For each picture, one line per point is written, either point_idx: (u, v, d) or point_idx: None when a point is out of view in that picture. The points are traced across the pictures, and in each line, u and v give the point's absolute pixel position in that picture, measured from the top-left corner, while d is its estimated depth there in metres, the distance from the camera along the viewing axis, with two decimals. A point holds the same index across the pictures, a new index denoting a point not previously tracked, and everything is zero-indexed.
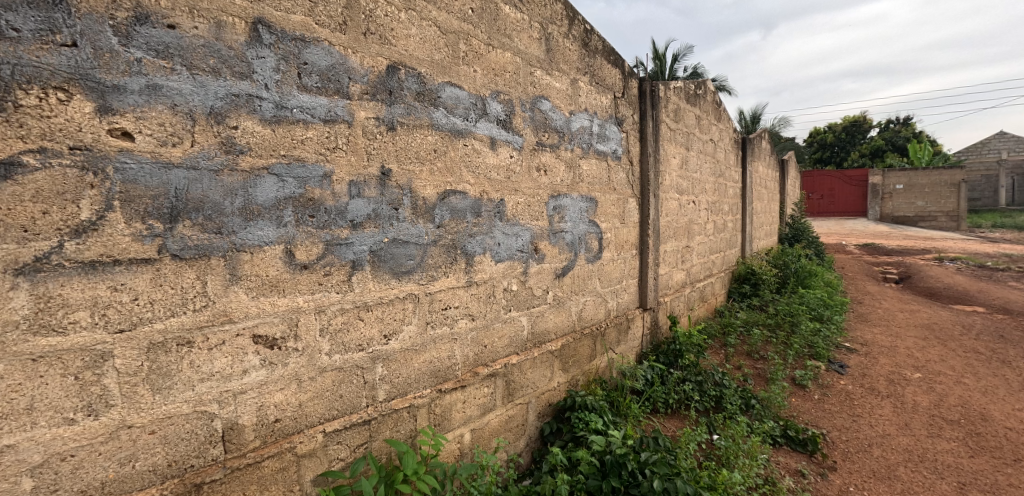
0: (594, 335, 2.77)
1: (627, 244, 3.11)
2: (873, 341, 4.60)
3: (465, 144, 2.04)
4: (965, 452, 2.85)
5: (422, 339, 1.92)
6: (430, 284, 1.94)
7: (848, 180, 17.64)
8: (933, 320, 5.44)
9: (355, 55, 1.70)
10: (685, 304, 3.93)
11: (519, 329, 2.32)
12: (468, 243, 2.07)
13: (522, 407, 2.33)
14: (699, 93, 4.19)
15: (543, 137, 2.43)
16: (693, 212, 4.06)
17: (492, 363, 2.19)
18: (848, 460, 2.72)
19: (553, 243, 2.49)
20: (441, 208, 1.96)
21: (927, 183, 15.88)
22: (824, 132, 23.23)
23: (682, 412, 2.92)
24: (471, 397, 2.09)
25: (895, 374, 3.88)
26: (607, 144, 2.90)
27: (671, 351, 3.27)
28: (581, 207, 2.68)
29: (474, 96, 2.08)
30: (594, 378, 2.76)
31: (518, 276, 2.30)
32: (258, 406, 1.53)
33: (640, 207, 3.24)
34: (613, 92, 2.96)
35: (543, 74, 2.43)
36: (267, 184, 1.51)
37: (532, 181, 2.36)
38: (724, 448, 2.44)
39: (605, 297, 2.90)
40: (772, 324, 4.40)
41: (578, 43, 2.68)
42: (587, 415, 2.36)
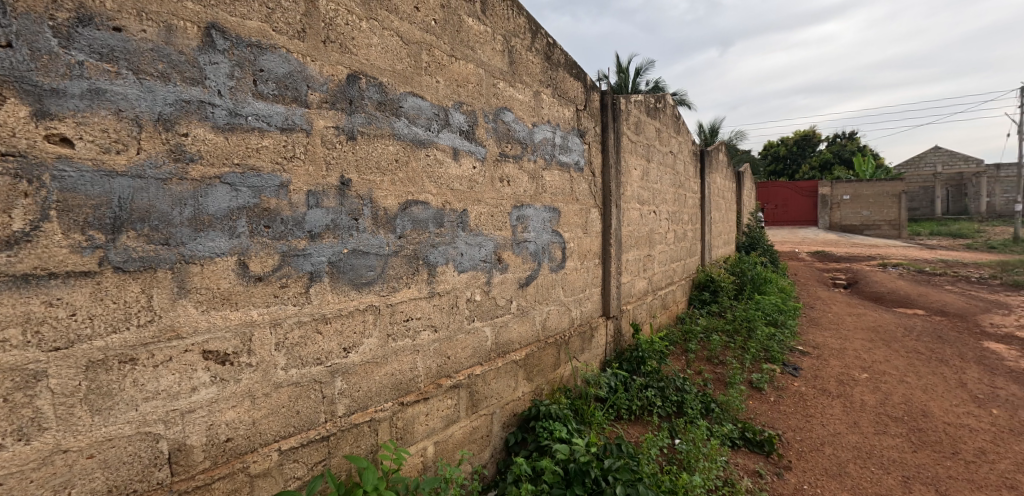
0: (559, 343, 2.79)
1: (590, 253, 3.16)
2: (824, 344, 4.81)
3: (427, 154, 2.04)
4: (909, 447, 3.00)
5: (384, 351, 1.89)
6: (392, 295, 1.91)
7: (800, 191, 18.51)
8: (878, 322, 5.76)
9: (314, 63, 1.68)
10: (647, 312, 4.02)
11: (483, 339, 2.31)
12: (431, 254, 2.06)
13: (486, 417, 2.32)
14: (659, 107, 4.32)
15: (506, 148, 2.45)
16: (654, 222, 4.17)
17: (456, 374, 2.18)
18: (802, 459, 2.83)
19: (517, 253, 2.50)
20: (403, 218, 1.95)
21: (871, 194, 16.84)
22: (777, 145, 24.35)
23: (645, 418, 2.96)
24: (434, 409, 2.06)
25: (845, 375, 4.07)
26: (570, 155, 2.95)
27: (634, 358, 3.33)
28: (544, 217, 2.71)
29: (436, 106, 2.08)
30: (558, 387, 2.77)
31: (482, 286, 2.30)
32: (208, 426, 1.46)
33: (602, 217, 3.30)
34: (575, 104, 3.02)
35: (505, 85, 2.46)
36: (219, 193, 1.46)
37: (495, 192, 2.37)
38: (686, 452, 2.49)
39: (569, 305, 2.94)
40: (730, 329, 4.55)
41: (541, 56, 2.73)
42: (551, 424, 2.37)
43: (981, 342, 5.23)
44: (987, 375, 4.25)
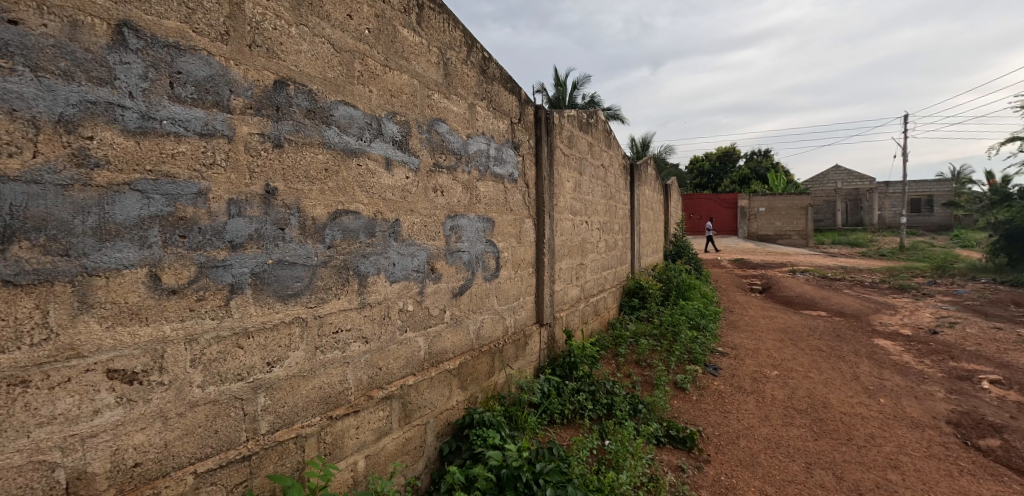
0: (493, 351, 2.83)
1: (524, 262, 3.24)
2: (740, 345, 5.20)
3: (359, 163, 2.02)
4: (811, 435, 3.31)
5: (311, 364, 1.84)
6: (320, 307, 1.87)
7: (722, 203, 19.88)
8: (787, 324, 6.30)
9: (238, 68, 1.63)
10: (579, 318, 4.16)
11: (416, 349, 2.31)
12: (361, 264, 2.03)
13: (420, 428, 2.31)
14: (591, 122, 4.52)
15: (440, 158, 2.47)
16: (586, 232, 4.34)
17: (388, 385, 2.15)
18: (720, 452, 3.04)
19: (450, 262, 2.52)
20: (332, 228, 1.92)
21: (783, 206, 18.42)
22: (702, 160, 26.03)
23: (577, 421, 3.07)
24: (365, 421, 2.03)
25: (758, 372, 4.43)
26: (504, 167, 3.02)
27: (566, 364, 3.44)
28: (478, 228, 2.75)
29: (369, 116, 2.08)
30: (492, 394, 2.80)
31: (414, 296, 2.29)
32: (113, 451, 1.36)
33: (536, 227, 3.40)
34: (509, 117, 3.10)
35: (440, 97, 2.49)
36: (128, 201, 1.38)
37: (428, 202, 2.39)
38: (614, 452, 2.61)
39: (503, 314, 2.99)
40: (657, 334, 4.81)
41: (476, 69, 2.79)
42: (485, 431, 2.40)
43: (871, 339, 5.87)
44: (876, 368, 4.78)
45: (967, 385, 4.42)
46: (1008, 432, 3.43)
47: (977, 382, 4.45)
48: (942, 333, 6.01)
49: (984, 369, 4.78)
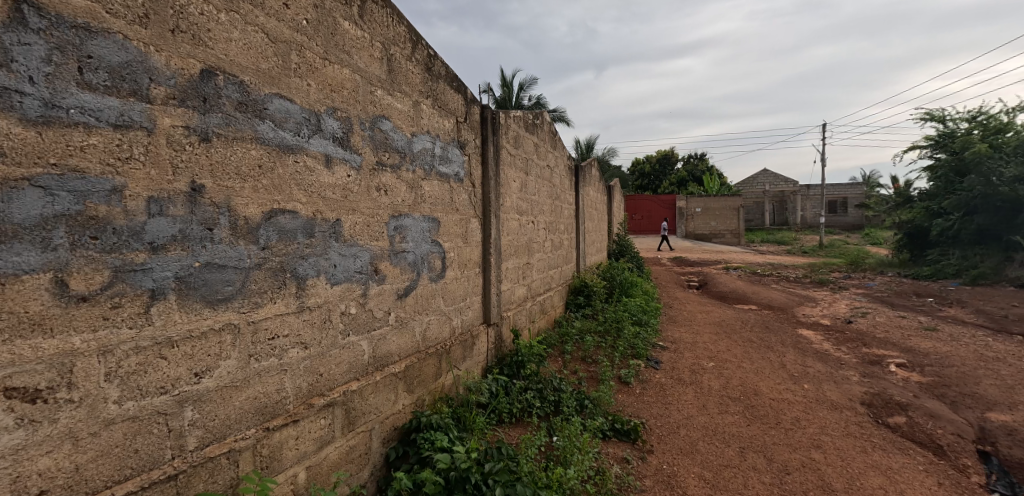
0: (440, 353, 2.79)
1: (471, 263, 3.22)
2: (680, 338, 5.44)
3: (296, 160, 1.93)
4: (744, 422, 3.51)
5: (245, 373, 1.73)
6: (254, 312, 1.77)
7: (662, 204, 20.73)
8: (722, 317, 6.67)
9: (159, 54, 1.50)
10: (526, 317, 4.19)
11: (359, 353, 2.23)
12: (299, 266, 1.94)
13: (364, 435, 2.23)
14: (537, 123, 4.57)
15: (383, 157, 2.41)
16: (532, 231, 4.38)
17: (329, 392, 2.07)
18: (662, 442, 3.16)
19: (395, 263, 2.46)
20: (266, 228, 1.81)
21: (717, 207, 19.49)
22: (643, 162, 27.03)
23: (525, 419, 3.09)
24: (305, 431, 1.94)
25: (696, 364, 4.65)
26: (449, 167, 2.98)
27: (514, 363, 3.45)
28: (423, 228, 2.70)
29: (306, 111, 1.98)
30: (439, 396, 2.77)
31: (357, 298, 2.22)
32: (14, 478, 1.23)
33: (482, 226, 3.39)
34: (455, 116, 3.07)
35: (383, 93, 2.42)
36: (28, 198, 1.24)
37: (371, 201, 2.32)
38: (562, 448, 2.65)
39: (450, 314, 2.96)
40: (602, 330, 4.93)
41: (421, 67, 2.74)
42: (433, 434, 2.36)
43: (796, 330, 6.31)
44: (801, 357, 5.15)
45: (877, 369, 4.85)
46: (912, 410, 3.80)
47: (886, 366, 4.90)
48: (856, 323, 6.58)
49: (891, 354, 5.27)
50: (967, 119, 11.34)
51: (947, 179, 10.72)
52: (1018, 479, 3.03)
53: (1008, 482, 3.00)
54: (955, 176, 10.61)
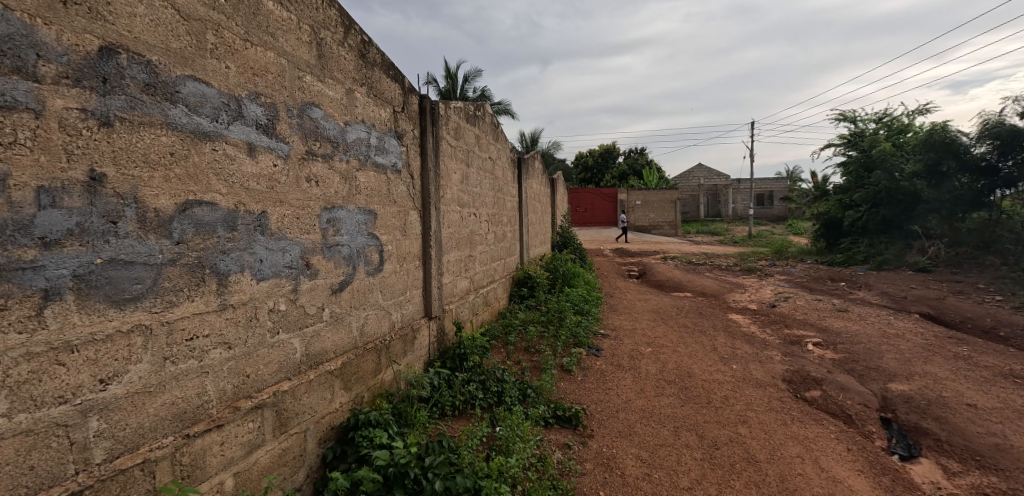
0: (378, 348, 2.72)
1: (410, 256, 3.16)
2: (620, 326, 5.64)
3: (214, 148, 1.80)
4: (678, 402, 3.70)
5: (160, 378, 1.61)
6: (169, 312, 1.64)
7: (603, 197, 21.31)
8: (660, 305, 6.97)
9: (48, 27, 1.35)
10: (469, 310, 4.18)
11: (291, 352, 2.13)
12: (220, 261, 1.82)
13: (298, 436, 2.14)
14: (479, 114, 4.53)
15: (314, 146, 2.30)
16: (475, 224, 4.36)
17: (257, 393, 1.96)
18: (602, 426, 3.27)
19: (328, 257, 2.37)
20: (180, 221, 1.68)
21: (656, 200, 20.29)
22: (586, 156, 27.63)
23: (468, 411, 3.09)
24: (231, 436, 1.83)
25: (635, 350, 4.84)
26: (386, 157, 2.90)
27: (456, 355, 3.43)
28: (358, 220, 2.61)
29: (225, 95, 1.85)
30: (379, 393, 2.70)
31: (286, 295, 2.11)
32: None
33: (422, 219, 3.33)
34: (392, 106, 2.99)
35: (313, 79, 2.31)
36: None
37: (301, 193, 2.21)
38: (504, 438, 2.67)
39: (389, 309, 2.89)
40: (544, 320, 5.01)
41: (355, 53, 2.64)
42: (371, 431, 2.31)
43: (726, 314, 6.71)
44: (730, 339, 5.49)
45: (797, 348, 5.26)
46: (826, 384, 4.14)
47: (804, 345, 5.32)
48: (779, 306, 7.09)
49: (809, 334, 5.73)
50: (874, 120, 12.48)
51: (857, 174, 11.75)
52: (913, 440, 3.40)
53: (906, 445, 3.36)
54: (864, 171, 11.65)
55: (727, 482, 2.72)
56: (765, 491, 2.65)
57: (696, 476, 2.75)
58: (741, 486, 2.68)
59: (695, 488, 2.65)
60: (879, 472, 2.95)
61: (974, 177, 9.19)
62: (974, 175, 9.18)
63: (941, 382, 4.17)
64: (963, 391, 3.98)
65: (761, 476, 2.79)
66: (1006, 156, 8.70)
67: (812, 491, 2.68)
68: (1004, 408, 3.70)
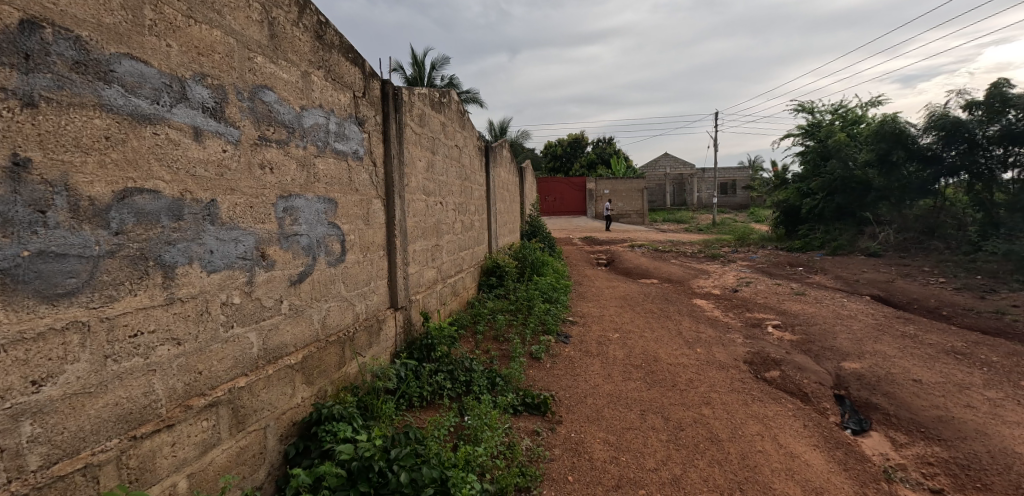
0: (342, 340, 2.65)
1: (374, 245, 3.08)
2: (588, 313, 5.70)
3: (154, 132, 1.69)
4: (645, 386, 3.77)
5: (102, 377, 1.51)
6: (109, 307, 1.54)
7: (572, 186, 21.46)
8: (627, 291, 7.09)
9: None
10: (437, 299, 4.12)
11: (247, 347, 2.05)
12: (165, 253, 1.72)
13: (257, 433, 2.06)
14: (444, 101, 4.43)
15: (267, 131, 2.19)
16: (441, 213, 4.30)
17: (211, 391, 1.88)
18: (570, 411, 3.30)
19: (285, 248, 2.27)
20: (119, 210, 1.57)
21: (624, 189, 20.57)
22: (555, 146, 27.73)
23: (436, 401, 3.06)
24: (183, 436, 1.75)
25: (603, 336, 4.91)
26: (347, 144, 2.80)
27: (423, 346, 3.38)
28: (318, 209, 2.52)
29: (167, 75, 1.73)
30: (343, 386, 2.64)
31: (241, 287, 2.02)
32: None
33: (385, 208, 3.25)
34: (352, 90, 2.88)
35: (265, 61, 2.19)
36: None
37: (255, 180, 2.11)
38: (472, 427, 2.65)
39: (352, 300, 2.81)
40: (513, 308, 5.01)
41: (311, 34, 2.52)
42: (335, 425, 2.25)
43: (691, 299, 6.89)
44: (694, 323, 5.64)
45: (758, 330, 5.46)
46: (784, 364, 4.29)
47: (764, 328, 5.52)
48: (741, 291, 7.32)
49: (768, 317, 5.94)
50: (830, 110, 12.96)
51: (814, 163, 12.21)
52: (864, 415, 3.58)
53: (857, 419, 3.54)
54: (820, 160, 12.10)
55: (691, 461, 2.79)
56: (728, 469, 2.74)
57: (662, 457, 2.81)
58: (704, 465, 2.75)
59: (661, 468, 2.71)
60: (833, 446, 3.09)
61: (921, 166, 9.51)
62: (921, 164, 9.50)
63: (889, 359, 4.39)
64: (909, 368, 4.21)
65: (723, 454, 2.88)
66: (950, 147, 8.95)
67: (771, 466, 2.78)
68: (946, 382, 3.93)
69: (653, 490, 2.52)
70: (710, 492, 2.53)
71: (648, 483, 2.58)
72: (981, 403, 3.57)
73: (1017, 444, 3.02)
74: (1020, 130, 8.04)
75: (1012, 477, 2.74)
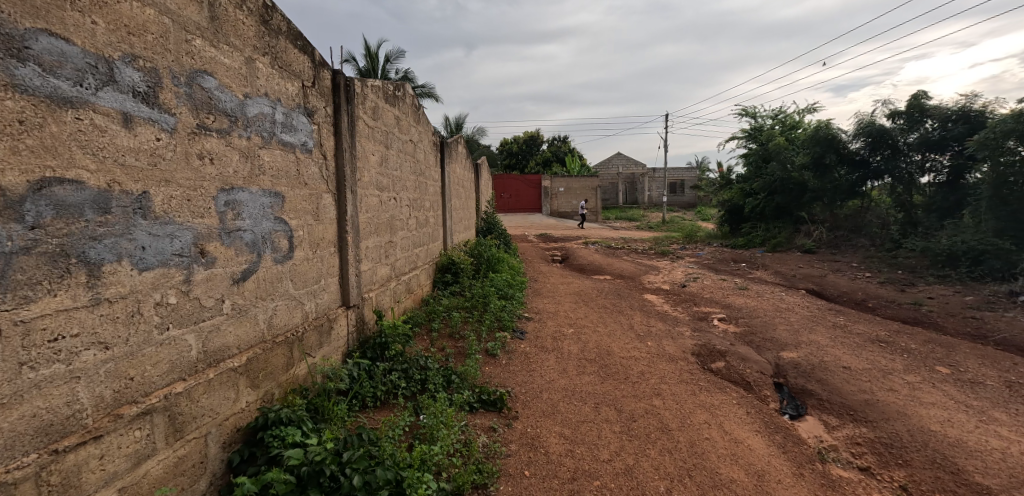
0: (289, 341, 2.54)
1: (324, 242, 2.97)
2: (544, 309, 5.76)
3: (77, 116, 1.55)
4: (598, 379, 3.85)
5: (16, 387, 1.38)
6: (23, 310, 1.40)
7: (528, 183, 21.59)
8: (581, 287, 7.21)
9: None
10: (390, 297, 4.03)
11: (184, 350, 1.92)
12: (90, 249, 1.58)
13: (197, 442, 1.94)
14: (398, 95, 4.33)
15: (207, 119, 2.06)
16: (395, 209, 4.20)
17: (144, 398, 1.75)
18: (526, 406, 3.32)
19: (226, 244, 2.15)
20: (35, 201, 1.43)
21: (579, 187, 20.91)
22: (511, 143, 27.81)
23: (391, 401, 2.98)
24: (113, 448, 1.62)
25: (558, 331, 4.97)
26: (295, 135, 2.68)
27: (376, 345, 3.29)
28: (263, 203, 2.40)
29: (92, 55, 1.59)
30: (291, 389, 2.53)
31: (177, 286, 1.89)
32: None
33: (336, 203, 3.14)
34: (300, 79, 2.76)
35: (204, 44, 2.05)
36: None
37: (192, 171, 1.97)
38: (427, 426, 2.62)
39: (300, 299, 2.70)
40: (469, 306, 4.98)
41: (255, 18, 2.39)
42: (283, 430, 2.15)
43: (642, 294, 7.10)
44: (645, 317, 5.82)
45: (704, 323, 5.70)
46: (729, 355, 4.50)
47: (711, 321, 5.77)
48: (689, 285, 7.62)
49: (714, 311, 6.20)
50: (771, 115, 13.67)
51: (756, 164, 12.85)
52: (800, 401, 3.83)
53: (794, 405, 3.78)
54: (762, 162, 12.76)
55: (643, 451, 2.88)
56: (677, 456, 2.84)
57: (616, 448, 2.88)
58: (656, 454, 2.85)
59: (615, 459, 2.78)
60: (773, 430, 3.27)
61: (850, 169, 10.23)
62: (850, 168, 10.22)
63: (822, 348, 4.71)
64: (840, 356, 4.52)
65: (673, 443, 2.98)
66: (876, 151, 9.68)
67: (717, 453, 2.91)
68: (871, 368, 4.25)
69: (607, 481, 2.58)
70: (661, 480, 2.61)
71: (602, 474, 2.63)
72: (902, 386, 3.88)
73: (932, 423, 3.31)
74: (935, 138, 8.67)
75: (929, 453, 2.99)
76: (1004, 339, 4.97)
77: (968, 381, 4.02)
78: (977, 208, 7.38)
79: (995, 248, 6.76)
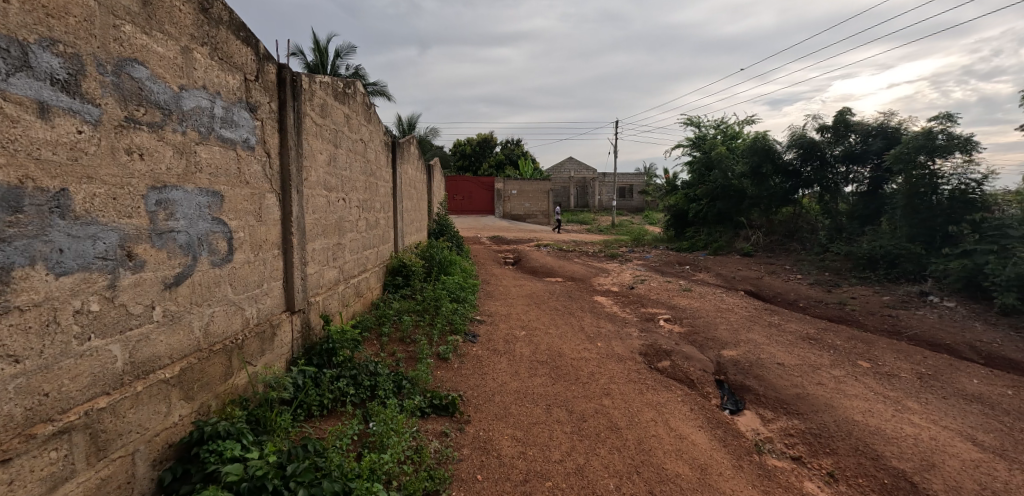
0: (228, 349, 2.40)
1: (267, 243, 2.84)
2: (496, 312, 5.77)
3: None
4: (549, 381, 3.90)
5: None
6: None
7: (481, 185, 21.56)
8: (533, 289, 7.28)
9: None
10: (338, 301, 3.91)
11: (109, 361, 1.77)
12: None
13: (123, 461, 1.80)
14: (348, 92, 4.19)
15: (136, 111, 1.91)
16: (343, 210, 4.07)
17: (62, 415, 1.61)
18: (478, 410, 3.30)
19: (158, 246, 2.00)
20: None
21: (531, 189, 21.11)
22: (464, 144, 27.68)
23: (339, 409, 2.88)
24: (23, 470, 1.48)
25: (510, 334, 4.99)
26: (235, 131, 2.54)
27: (323, 351, 3.18)
28: (199, 202, 2.25)
29: (2, 38, 1.45)
30: (229, 400, 2.40)
31: (100, 292, 1.74)
32: None
33: (281, 203, 3.00)
34: (242, 72, 2.62)
35: (135, 31, 1.91)
36: None
37: (119, 168, 1.83)
38: (377, 434, 2.55)
39: (241, 304, 2.56)
40: (420, 309, 4.91)
41: (194, 6, 2.24)
42: (220, 444, 2.02)
43: (592, 296, 7.26)
44: (595, 319, 5.96)
45: (651, 324, 5.90)
46: (674, 354, 4.69)
47: (657, 322, 5.97)
48: (637, 287, 7.86)
49: (660, 312, 6.43)
50: (714, 125, 14.37)
51: (700, 172, 13.47)
52: (739, 397, 4.05)
53: (733, 401, 3.99)
54: (705, 170, 13.38)
55: (593, 450, 2.94)
56: (626, 454, 2.92)
57: (567, 449, 2.92)
58: (605, 452, 2.91)
59: (566, 459, 2.81)
60: (714, 425, 3.44)
61: (783, 178, 10.91)
62: (784, 177, 10.90)
63: (758, 346, 4.99)
64: (774, 353, 4.81)
65: (621, 441, 3.06)
66: (807, 162, 10.38)
67: (664, 448, 3.01)
68: (802, 364, 4.54)
69: (558, 481, 2.61)
70: (610, 478, 2.67)
71: (554, 475, 2.66)
72: (829, 380, 4.18)
73: (855, 413, 3.58)
74: (857, 151, 9.40)
75: (852, 441, 3.23)
76: (915, 335, 5.46)
77: (885, 374, 4.38)
78: (893, 215, 8.07)
79: (908, 252, 7.42)
